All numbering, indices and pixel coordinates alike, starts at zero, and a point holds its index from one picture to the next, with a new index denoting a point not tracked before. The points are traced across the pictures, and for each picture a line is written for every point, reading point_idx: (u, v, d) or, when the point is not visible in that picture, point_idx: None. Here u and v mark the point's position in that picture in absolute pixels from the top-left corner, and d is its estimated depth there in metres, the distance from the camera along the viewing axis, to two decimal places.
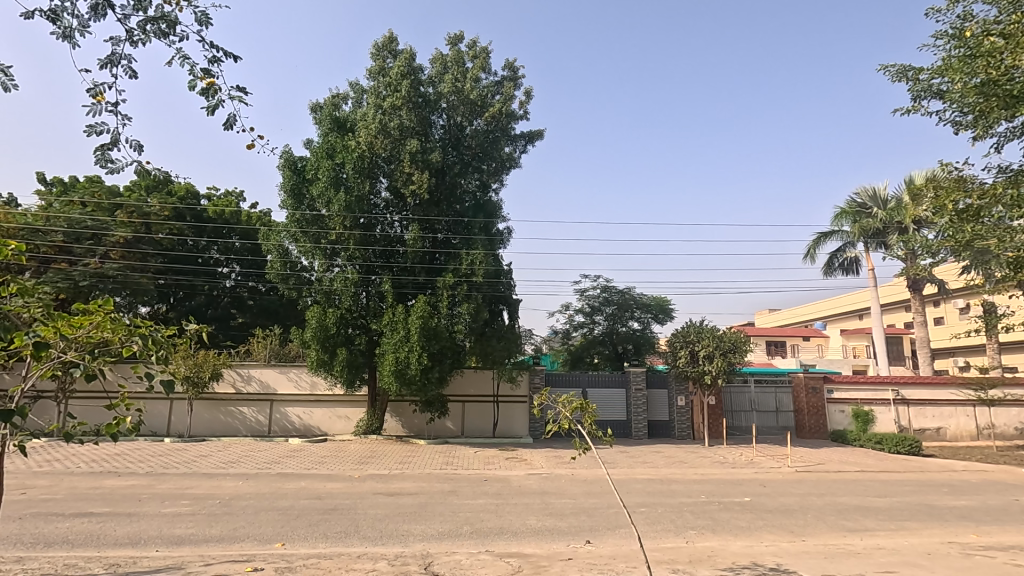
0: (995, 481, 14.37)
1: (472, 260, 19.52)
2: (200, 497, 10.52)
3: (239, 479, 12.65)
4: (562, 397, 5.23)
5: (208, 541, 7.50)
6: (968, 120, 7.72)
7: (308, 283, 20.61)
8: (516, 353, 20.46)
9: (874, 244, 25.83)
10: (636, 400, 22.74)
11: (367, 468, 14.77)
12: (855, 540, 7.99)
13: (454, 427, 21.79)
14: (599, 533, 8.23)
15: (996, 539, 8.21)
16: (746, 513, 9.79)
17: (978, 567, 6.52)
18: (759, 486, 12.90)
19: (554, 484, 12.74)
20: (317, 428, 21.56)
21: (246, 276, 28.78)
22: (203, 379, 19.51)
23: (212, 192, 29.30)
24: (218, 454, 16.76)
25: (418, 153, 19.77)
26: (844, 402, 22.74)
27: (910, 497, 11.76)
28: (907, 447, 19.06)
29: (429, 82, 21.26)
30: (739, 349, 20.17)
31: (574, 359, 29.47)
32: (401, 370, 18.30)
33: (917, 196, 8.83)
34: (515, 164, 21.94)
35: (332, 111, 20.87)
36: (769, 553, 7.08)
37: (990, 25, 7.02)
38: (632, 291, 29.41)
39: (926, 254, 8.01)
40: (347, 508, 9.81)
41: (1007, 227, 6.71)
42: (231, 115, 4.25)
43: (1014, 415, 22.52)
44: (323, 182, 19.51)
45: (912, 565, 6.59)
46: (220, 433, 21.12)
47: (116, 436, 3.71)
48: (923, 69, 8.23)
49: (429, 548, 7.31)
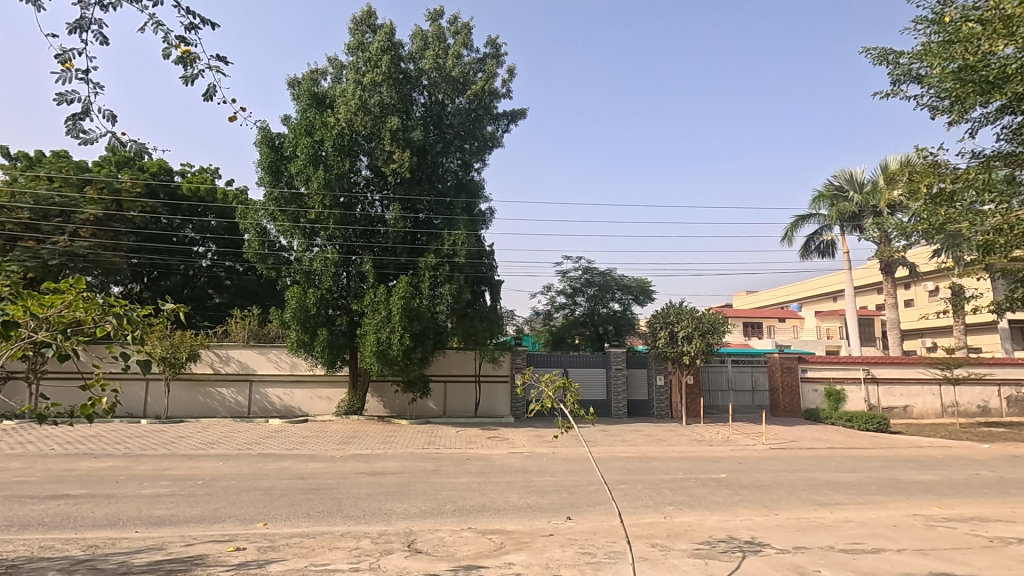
0: (957, 456, 14.95)
1: (454, 240, 19.32)
2: (179, 478, 10.41)
3: (219, 460, 12.53)
4: (545, 375, 5.17)
5: (189, 522, 7.47)
6: (943, 106, 7.76)
7: (287, 263, 20.28)
8: (498, 333, 20.56)
9: (850, 228, 26.31)
10: (617, 379, 23.02)
11: (348, 448, 14.80)
12: (826, 513, 8.27)
13: (436, 407, 21.85)
14: (579, 510, 8.39)
15: (957, 510, 8.58)
16: (722, 489, 10.03)
17: (942, 538, 6.79)
18: (735, 462, 13.24)
19: (536, 462, 12.92)
20: (299, 409, 21.47)
21: (223, 255, 28.42)
22: (180, 360, 19.18)
23: (186, 168, 28.50)
24: (197, 435, 16.56)
25: (399, 131, 19.45)
26: (817, 381, 23.39)
27: (877, 472, 12.22)
28: (875, 424, 19.71)
29: (410, 57, 20.93)
30: (718, 330, 20.48)
31: (556, 340, 29.69)
32: (384, 350, 18.20)
33: (893, 180, 8.86)
34: (498, 143, 21.76)
35: (311, 87, 20.36)
36: (744, 527, 7.29)
37: (969, 10, 7.06)
38: (614, 272, 29.63)
39: (900, 238, 7.97)
40: (330, 487, 9.85)
41: (978, 213, 6.74)
42: (211, 86, 4.06)
43: (977, 394, 23.38)
44: (302, 159, 19.09)
45: (880, 536, 6.85)
46: (200, 414, 20.88)
47: (91, 418, 3.55)
48: (903, 53, 8.28)
49: (411, 526, 7.37)
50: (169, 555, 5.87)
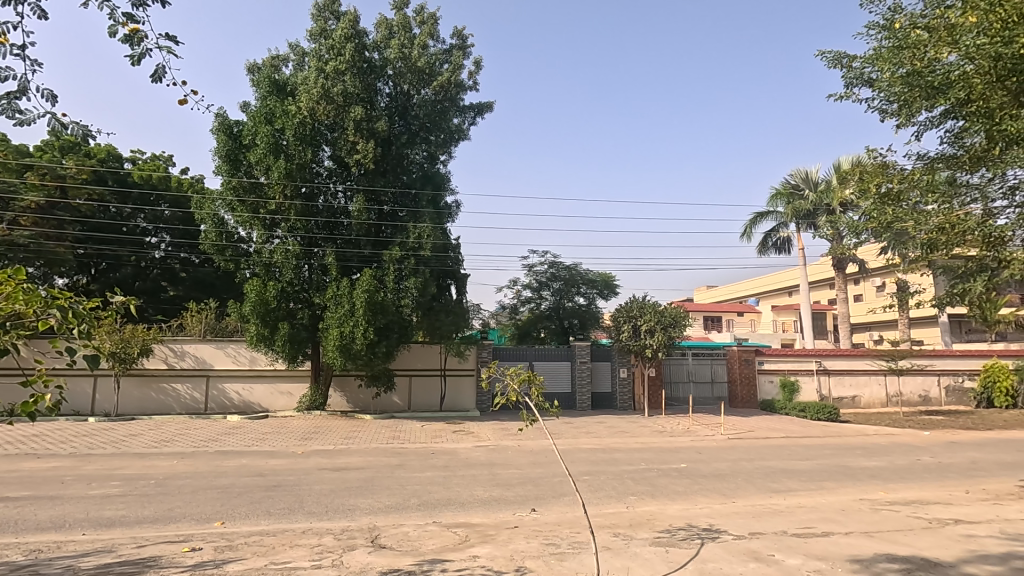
0: (900, 443, 15.78)
1: (419, 233, 19.14)
2: (131, 477, 10.00)
3: (174, 459, 12.09)
4: (510, 369, 5.16)
5: (141, 523, 7.18)
6: (893, 109, 8.09)
7: (247, 255, 19.68)
8: (464, 327, 20.49)
9: (806, 225, 27.27)
10: (581, 373, 23.34)
11: (310, 444, 14.51)
12: (780, 500, 8.59)
13: (401, 401, 21.64)
14: (544, 501, 8.47)
15: (900, 494, 9.06)
16: (682, 479, 10.30)
17: (886, 521, 7.16)
18: (695, 453, 13.62)
19: (501, 455, 12.98)
20: (258, 404, 20.95)
21: (177, 246, 27.38)
22: (131, 355, 18.39)
23: (137, 155, 27.28)
24: (150, 433, 15.94)
25: (363, 121, 19.09)
26: (773, 373, 24.24)
27: (827, 459, 12.77)
28: (826, 414, 20.60)
29: (374, 46, 20.51)
30: (679, 323, 20.95)
31: (522, 334, 29.84)
32: (347, 345, 17.92)
33: (845, 180, 9.21)
34: (464, 136, 21.62)
35: (271, 73, 19.80)
36: (703, 515, 7.51)
37: (917, 18, 7.38)
38: (579, 267, 29.92)
39: (851, 236, 8.26)
40: (291, 484, 9.64)
41: (922, 212, 7.10)
42: (160, 66, 3.89)
43: (919, 384, 24.68)
44: (262, 149, 18.52)
45: (829, 521, 7.17)
46: (153, 410, 20.10)
47: (32, 416, 3.33)
48: (856, 57, 8.59)
49: (376, 522, 7.29)
50: (119, 557, 5.65)
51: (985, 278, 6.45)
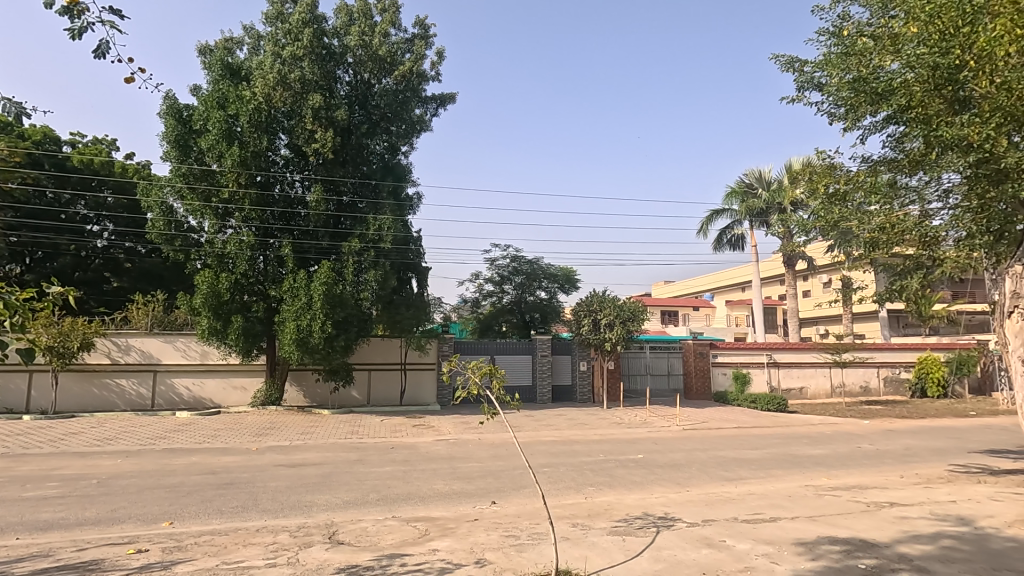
0: (842, 431, 16.61)
1: (379, 225, 18.75)
2: (70, 478, 9.49)
3: (118, 458, 11.54)
4: (471, 362, 5.15)
5: (82, 525, 6.84)
6: (841, 113, 8.44)
7: (197, 246, 18.92)
8: (425, 321, 20.39)
9: (758, 223, 28.24)
10: (542, 366, 23.52)
11: (265, 440, 14.14)
12: (731, 488, 8.92)
13: (360, 395, 21.34)
14: (504, 494, 8.53)
15: (842, 480, 9.56)
16: (639, 469, 10.55)
17: (829, 506, 7.54)
18: (652, 444, 13.96)
19: (462, 449, 12.97)
20: (209, 400, 20.24)
21: (122, 235, 26.07)
22: (70, 349, 17.43)
23: (77, 138, 25.77)
24: (92, 431, 15.18)
25: (321, 109, 18.56)
26: (727, 366, 25.06)
27: (776, 448, 13.33)
28: (775, 405, 21.46)
29: (334, 32, 19.97)
30: (637, 317, 21.38)
31: (483, 328, 29.90)
32: (304, 339, 17.49)
33: (795, 180, 9.57)
34: (426, 127, 21.32)
35: (224, 56, 19.02)
36: (659, 504, 7.72)
37: (864, 26, 7.74)
38: (540, 261, 30.05)
39: (801, 233, 8.60)
40: (245, 481, 9.37)
41: (865, 213, 7.51)
42: (102, 41, 3.65)
43: (860, 375, 26.00)
44: (214, 135, 17.79)
45: (777, 506, 7.50)
46: (95, 408, 19.13)
47: None
48: (808, 62, 8.92)
49: (333, 518, 7.18)
50: (57, 561, 5.37)
51: (921, 275, 7.24)
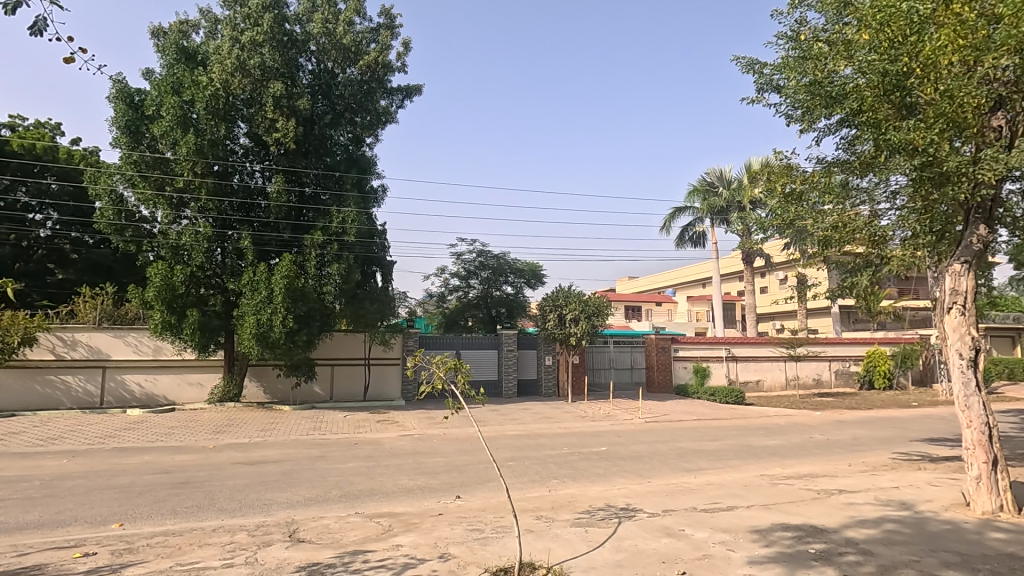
0: (795, 422, 17.27)
1: (343, 217, 18.43)
2: (10, 480, 9.00)
3: (64, 458, 11.02)
4: (436, 357, 5.07)
5: (23, 529, 6.50)
6: (797, 115, 8.73)
7: (150, 236, 18.21)
8: (390, 316, 20.16)
9: (719, 221, 28.98)
10: (507, 360, 23.59)
11: (223, 438, 13.74)
12: (690, 478, 9.17)
13: (323, 391, 20.95)
14: (469, 488, 8.54)
15: (794, 469, 9.95)
16: (602, 461, 10.73)
17: (783, 494, 7.84)
18: (615, 436, 14.21)
19: (426, 444, 12.91)
20: (163, 397, 19.52)
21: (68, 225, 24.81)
22: (11, 345, 16.50)
23: (17, 121, 24.34)
24: (35, 430, 14.44)
25: (283, 98, 17.99)
26: (687, 359, 25.67)
27: (733, 439, 13.78)
28: (733, 397, 22.15)
29: (296, 18, 19.42)
30: (601, 312, 21.65)
31: (449, 323, 29.74)
32: (264, 333, 17.04)
33: (754, 179, 9.86)
34: (391, 119, 21.00)
35: (179, 39, 18.26)
36: (621, 495, 7.87)
37: (819, 32, 8.01)
38: (507, 256, 29.99)
39: (759, 231, 8.89)
40: (201, 480, 9.09)
41: (820, 211, 7.82)
42: (41, 18, 3.47)
43: (813, 368, 27.06)
44: (167, 121, 17.10)
45: (734, 495, 7.75)
46: (38, 406, 18.16)
47: None
48: (767, 64, 9.19)
49: (293, 516, 7.04)
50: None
51: (869, 273, 7.78)
